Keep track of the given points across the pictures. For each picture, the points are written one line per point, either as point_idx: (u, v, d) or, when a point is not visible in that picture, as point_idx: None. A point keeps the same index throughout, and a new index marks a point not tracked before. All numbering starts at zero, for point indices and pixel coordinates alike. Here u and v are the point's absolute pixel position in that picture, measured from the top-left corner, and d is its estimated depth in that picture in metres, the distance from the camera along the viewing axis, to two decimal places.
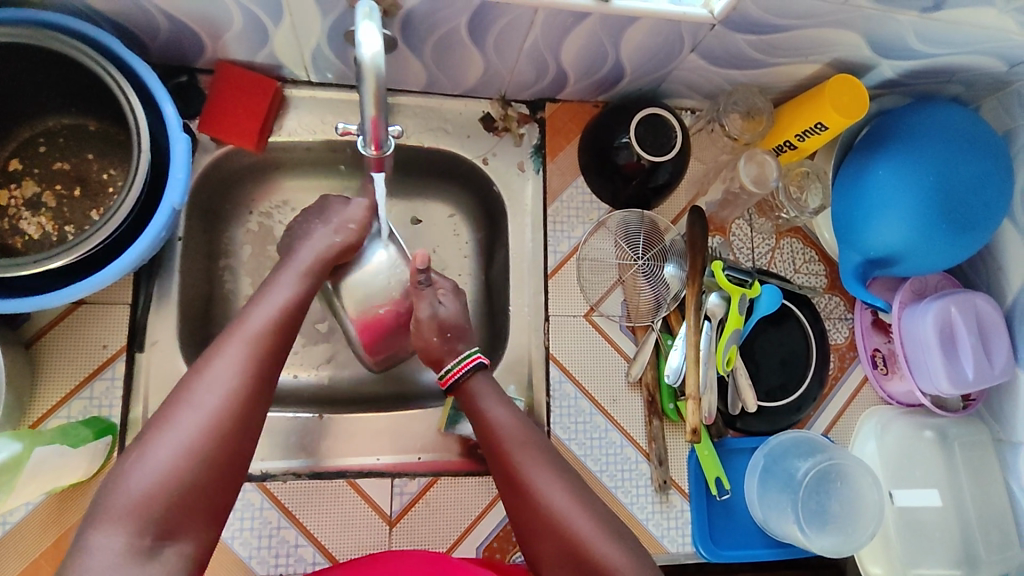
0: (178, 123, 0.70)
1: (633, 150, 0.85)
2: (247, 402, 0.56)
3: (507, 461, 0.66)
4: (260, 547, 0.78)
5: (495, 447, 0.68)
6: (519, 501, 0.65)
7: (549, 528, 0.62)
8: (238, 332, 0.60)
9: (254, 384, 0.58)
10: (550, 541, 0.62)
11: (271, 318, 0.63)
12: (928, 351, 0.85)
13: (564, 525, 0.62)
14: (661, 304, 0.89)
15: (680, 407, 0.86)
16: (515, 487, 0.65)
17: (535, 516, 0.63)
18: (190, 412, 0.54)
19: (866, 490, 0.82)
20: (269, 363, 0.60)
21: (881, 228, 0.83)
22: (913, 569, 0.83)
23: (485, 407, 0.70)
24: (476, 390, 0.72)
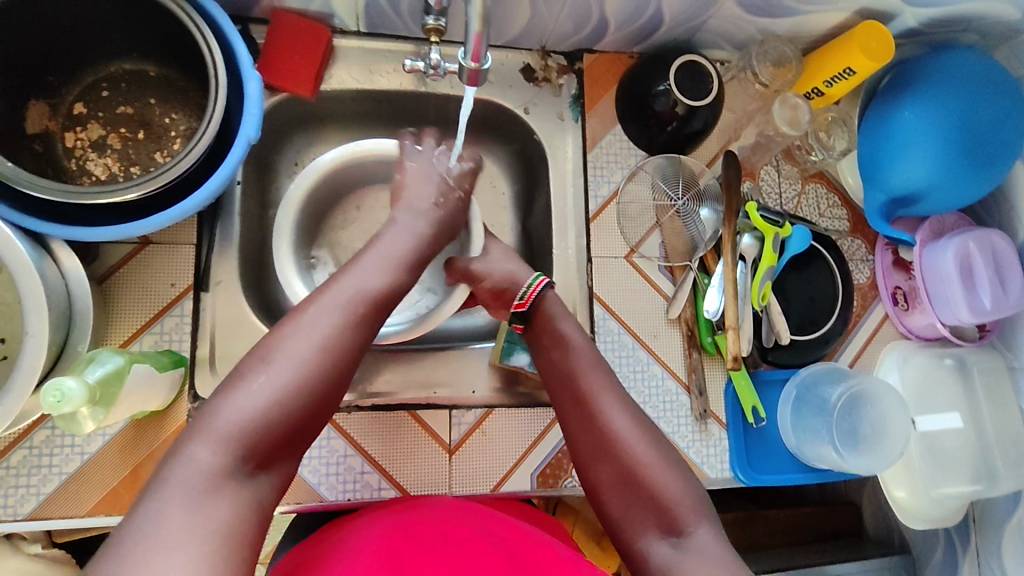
0: (252, 62, 0.73)
1: (671, 96, 0.89)
2: (338, 361, 0.59)
3: (575, 383, 0.72)
4: (328, 474, 0.81)
5: (565, 372, 0.74)
6: (585, 433, 0.70)
7: (607, 452, 0.68)
8: (348, 287, 0.63)
9: (352, 345, 0.61)
10: (606, 462, 0.68)
11: (383, 284, 0.65)
12: (949, 283, 0.90)
13: (622, 449, 0.67)
14: (699, 245, 0.93)
15: (717, 340, 0.91)
16: (585, 420, 0.70)
17: (602, 443, 0.68)
18: (297, 347, 0.58)
19: (894, 412, 0.87)
20: (369, 327, 0.63)
21: (905, 168, 0.88)
22: (935, 490, 0.90)
23: (556, 322, 0.78)
24: (551, 309, 0.79)
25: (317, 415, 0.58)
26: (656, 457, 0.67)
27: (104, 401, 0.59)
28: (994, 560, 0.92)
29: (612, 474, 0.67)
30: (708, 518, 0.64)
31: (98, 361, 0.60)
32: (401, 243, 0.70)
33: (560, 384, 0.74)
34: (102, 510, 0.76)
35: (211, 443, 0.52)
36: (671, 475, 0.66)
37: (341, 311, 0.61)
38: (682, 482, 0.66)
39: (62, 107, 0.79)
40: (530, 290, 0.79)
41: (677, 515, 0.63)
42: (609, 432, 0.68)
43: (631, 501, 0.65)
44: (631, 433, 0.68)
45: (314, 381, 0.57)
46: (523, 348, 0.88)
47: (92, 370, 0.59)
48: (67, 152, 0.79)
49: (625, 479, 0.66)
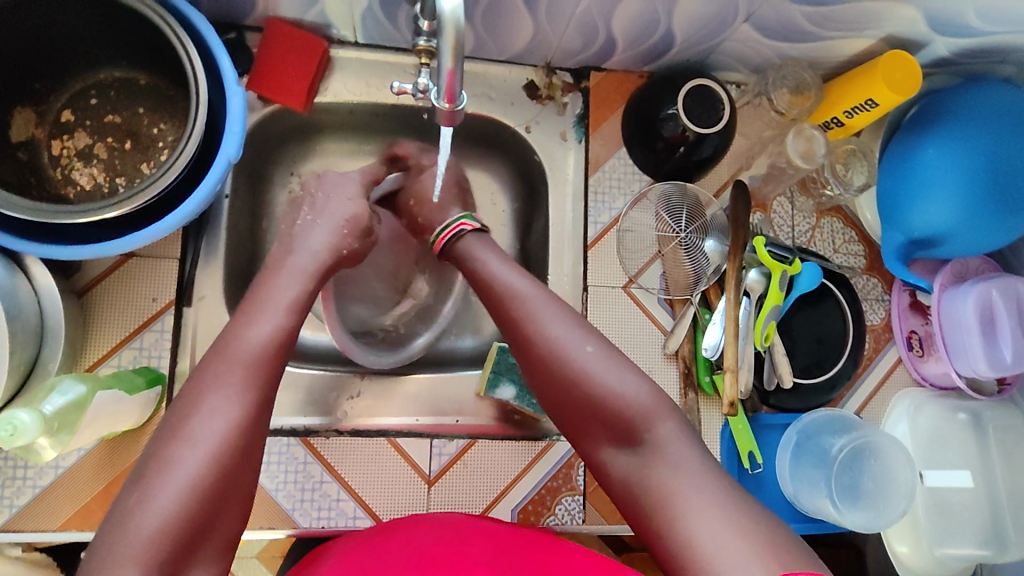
0: (235, 78, 0.71)
1: (680, 121, 0.85)
2: (240, 441, 0.54)
3: (508, 304, 0.68)
4: (303, 500, 0.79)
5: (495, 295, 0.70)
6: (529, 359, 0.66)
7: (548, 368, 0.64)
8: (239, 348, 0.58)
9: (249, 417, 0.55)
10: (551, 379, 0.64)
11: (266, 340, 0.59)
12: (967, 333, 0.84)
13: (561, 362, 0.64)
14: (701, 279, 0.88)
15: (715, 381, 0.87)
16: (523, 341, 0.66)
17: (541, 361, 0.65)
18: (197, 441, 0.52)
19: (900, 470, 0.82)
20: (262, 391, 0.57)
21: (926, 209, 0.82)
22: (939, 549, 0.85)
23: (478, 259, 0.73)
24: (466, 247, 0.75)
25: (223, 508, 0.52)
26: (599, 363, 0.63)
27: (65, 429, 0.58)
28: None
29: (562, 395, 0.64)
30: (671, 411, 0.62)
31: (59, 389, 0.59)
32: (299, 279, 0.66)
33: (497, 308, 0.70)
34: (74, 525, 0.75)
35: (124, 559, 0.47)
36: (617, 378, 0.62)
37: (234, 380, 0.56)
38: (632, 383, 0.62)
39: (49, 114, 0.78)
40: (445, 232, 0.76)
41: (629, 422, 0.60)
42: (546, 350, 0.64)
43: (585, 414, 0.63)
44: (573, 346, 0.64)
45: (216, 468, 0.52)
46: (509, 381, 0.85)
47: (51, 400, 0.57)
48: (52, 161, 0.77)
49: (575, 395, 0.63)
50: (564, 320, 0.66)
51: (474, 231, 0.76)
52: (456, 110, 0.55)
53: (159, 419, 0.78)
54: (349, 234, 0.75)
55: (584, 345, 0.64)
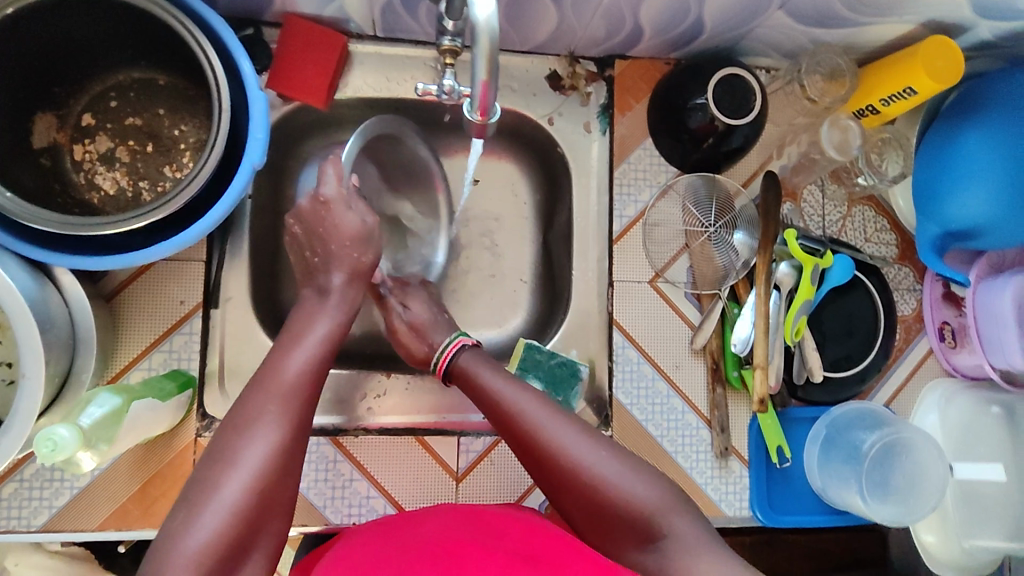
0: (257, 81, 0.70)
1: (708, 112, 0.82)
2: (283, 465, 0.56)
3: (518, 419, 0.66)
4: (334, 498, 0.81)
5: (504, 409, 0.67)
6: (545, 478, 0.63)
7: (566, 483, 0.62)
8: (277, 379, 0.61)
9: (291, 442, 0.58)
10: (570, 500, 0.62)
11: (303, 368, 0.63)
12: (1002, 327, 0.83)
13: (576, 471, 0.61)
14: (729, 274, 0.87)
15: (744, 376, 0.86)
16: (536, 455, 0.64)
17: (557, 479, 0.62)
18: (239, 463, 0.55)
19: (930, 463, 0.81)
20: (300, 416, 0.60)
21: (965, 200, 0.80)
22: (967, 541, 0.85)
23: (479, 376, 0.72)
24: (471, 373, 0.73)
25: (267, 520, 0.55)
26: (620, 468, 0.61)
27: (103, 439, 0.59)
28: None
29: (587, 508, 0.61)
30: (688, 508, 0.60)
31: (96, 403, 0.59)
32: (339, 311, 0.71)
33: (505, 422, 0.67)
34: (112, 525, 0.76)
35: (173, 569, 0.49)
36: (637, 481, 0.60)
37: (273, 411, 0.58)
38: (650, 488, 0.60)
39: (70, 118, 0.77)
40: (444, 354, 0.77)
41: (653, 523, 0.58)
42: (568, 463, 0.62)
43: (614, 527, 0.60)
44: (590, 456, 0.62)
45: (256, 488, 0.54)
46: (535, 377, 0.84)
47: (88, 413, 0.58)
48: (75, 165, 0.77)
49: (600, 506, 0.60)
50: (569, 420, 0.65)
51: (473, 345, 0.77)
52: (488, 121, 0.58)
53: (190, 420, 0.79)
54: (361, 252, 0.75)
55: (594, 448, 0.63)
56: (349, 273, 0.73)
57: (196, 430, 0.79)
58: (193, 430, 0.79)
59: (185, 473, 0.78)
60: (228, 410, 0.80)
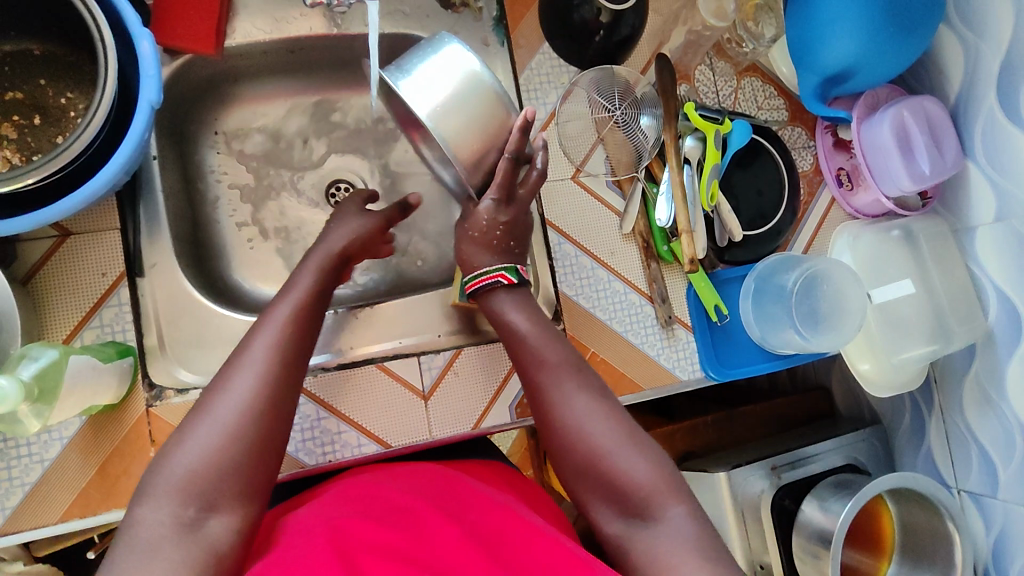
0: (140, 23, 0.69)
1: (594, 4, 0.85)
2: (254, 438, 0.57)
3: (541, 377, 0.71)
4: (305, 440, 0.80)
5: (529, 360, 0.73)
6: (555, 437, 0.69)
7: (574, 441, 0.67)
8: (252, 352, 0.62)
9: (267, 405, 0.59)
10: (572, 455, 0.67)
11: (277, 342, 0.63)
12: (888, 154, 0.91)
13: (586, 436, 0.67)
14: (643, 153, 0.91)
15: (673, 248, 0.91)
16: (552, 414, 0.70)
17: (568, 439, 0.68)
18: (211, 420, 0.57)
19: (850, 312, 0.89)
20: (284, 383, 0.61)
21: (833, 45, 0.87)
22: (896, 356, 0.94)
23: (509, 317, 0.76)
24: (498, 307, 0.77)
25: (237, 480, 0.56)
26: (621, 441, 0.66)
27: (45, 398, 0.58)
28: (957, 413, 0.98)
29: (581, 467, 0.67)
30: (683, 493, 0.64)
31: (32, 356, 0.58)
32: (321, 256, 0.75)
33: (528, 377, 0.73)
34: (76, 514, 0.73)
35: (155, 500, 0.53)
36: (638, 459, 0.65)
37: (246, 377, 0.60)
38: (640, 465, 0.64)
39: None
40: (478, 282, 0.77)
41: (651, 503, 0.63)
42: (578, 431, 0.67)
43: (605, 500, 0.65)
44: (600, 431, 0.67)
45: (221, 446, 0.56)
46: None
47: (27, 366, 0.57)
48: None
49: (593, 469, 0.66)
50: (583, 384, 0.70)
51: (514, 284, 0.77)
52: None
53: (138, 392, 0.76)
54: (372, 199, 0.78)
55: (611, 412, 0.68)
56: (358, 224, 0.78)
57: (147, 401, 0.76)
58: (144, 401, 0.76)
59: (142, 446, 0.75)
60: (175, 375, 0.79)
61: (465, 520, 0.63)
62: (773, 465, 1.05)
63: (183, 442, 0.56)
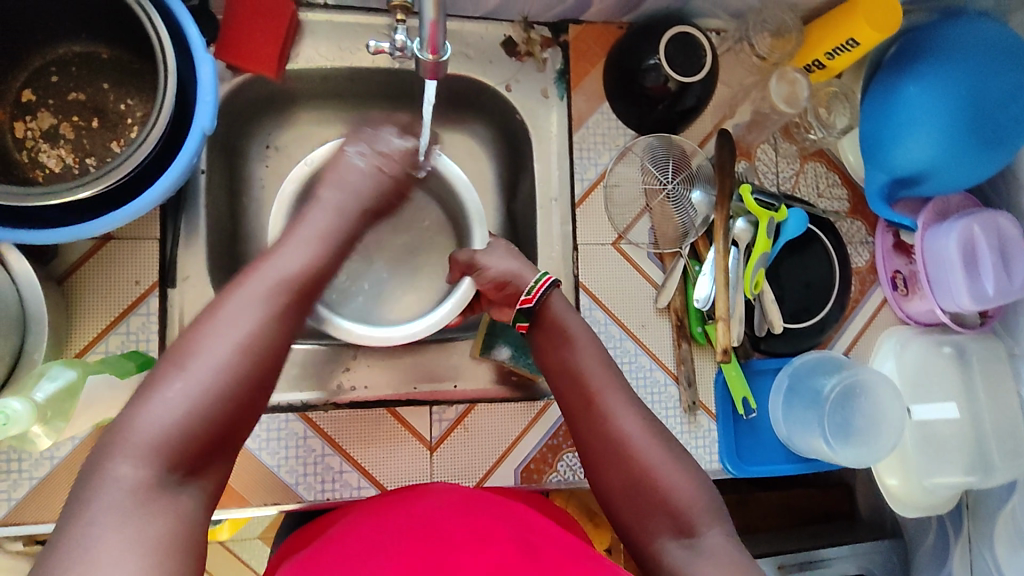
0: (203, 45, 0.69)
1: (662, 71, 0.83)
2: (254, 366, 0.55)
3: (584, 383, 0.71)
4: (306, 474, 0.80)
5: (573, 369, 0.73)
6: (595, 446, 0.69)
7: (617, 453, 0.67)
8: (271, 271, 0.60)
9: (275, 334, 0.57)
10: (614, 469, 0.67)
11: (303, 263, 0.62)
12: (951, 269, 0.86)
13: (631, 450, 0.67)
14: (690, 231, 0.88)
15: (708, 330, 0.88)
16: (596, 423, 0.69)
17: (611, 448, 0.68)
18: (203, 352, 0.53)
19: (889, 405, 0.85)
20: (294, 308, 0.59)
21: (908, 146, 0.82)
22: (928, 479, 0.89)
23: (564, 320, 0.76)
24: (552, 313, 0.77)
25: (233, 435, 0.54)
26: (666, 457, 0.66)
27: (59, 416, 0.58)
28: (988, 547, 0.93)
29: (624, 482, 0.66)
30: (721, 520, 0.63)
31: (50, 376, 0.59)
32: (332, 213, 0.67)
33: (568, 384, 0.72)
34: None
35: (130, 457, 0.48)
36: (681, 476, 0.65)
37: (257, 298, 0.57)
38: (688, 487, 0.65)
39: (8, 94, 0.74)
40: (537, 287, 0.77)
41: (689, 520, 0.63)
42: (622, 438, 0.67)
43: (645, 515, 0.64)
44: (646, 444, 0.67)
45: (222, 374, 0.53)
46: (504, 343, 0.87)
47: (42, 387, 0.57)
48: (17, 144, 0.74)
49: (640, 486, 0.65)
50: (628, 399, 0.70)
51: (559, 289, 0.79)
52: (440, 62, 0.56)
53: None
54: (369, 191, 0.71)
55: (653, 432, 0.68)
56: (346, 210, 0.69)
57: None
58: None
59: None
60: None
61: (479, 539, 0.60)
62: (780, 563, 1.00)
63: (165, 381, 0.51)
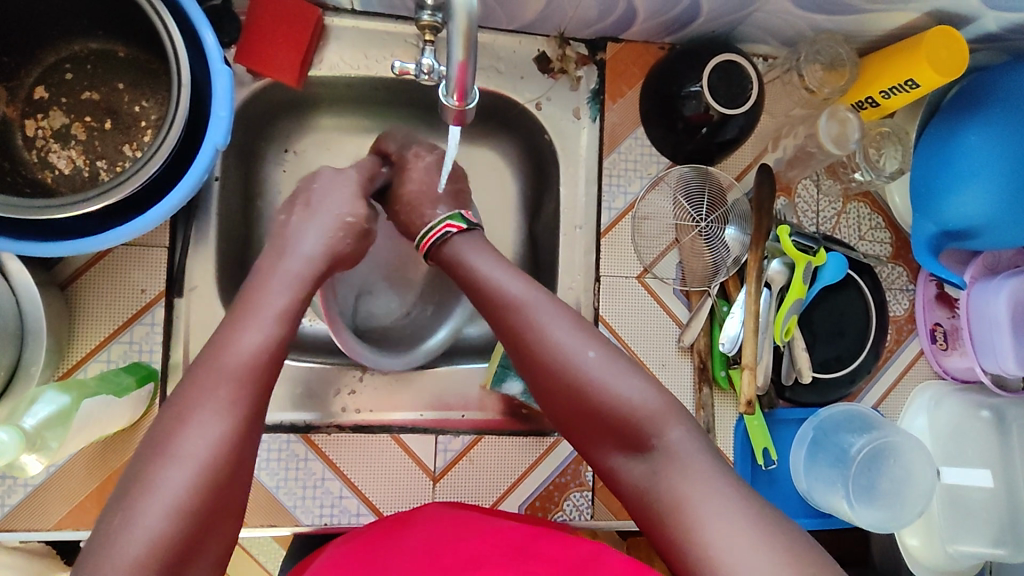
0: (220, 53, 0.65)
1: (703, 100, 0.78)
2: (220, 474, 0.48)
3: (507, 316, 0.62)
4: (305, 497, 0.77)
5: (493, 302, 0.64)
6: (535, 380, 0.61)
7: (559, 388, 0.59)
8: (224, 359, 0.53)
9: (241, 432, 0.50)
10: (560, 403, 0.60)
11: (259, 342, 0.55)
12: (998, 330, 0.81)
13: (574, 387, 0.58)
14: (720, 270, 0.84)
15: (731, 375, 0.83)
16: (528, 355, 0.61)
17: (549, 383, 0.60)
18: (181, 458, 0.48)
19: (919, 469, 0.80)
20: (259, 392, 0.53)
21: (962, 198, 0.77)
22: (951, 546, 0.84)
23: (472, 257, 0.67)
24: (457, 250, 0.68)
25: (202, 545, 0.48)
26: (609, 367, 0.58)
27: (51, 440, 0.58)
28: None
29: (577, 412, 0.59)
30: (681, 414, 0.57)
31: (43, 400, 0.58)
32: (291, 283, 0.61)
33: (494, 315, 0.64)
34: (69, 525, 0.72)
35: None
36: (626, 380, 0.57)
37: (220, 398, 0.51)
38: (640, 390, 0.57)
39: (21, 91, 0.72)
40: (428, 235, 0.70)
41: (643, 430, 0.56)
42: (558, 373, 0.59)
43: (599, 437, 0.58)
44: (584, 362, 0.59)
45: (192, 501, 0.47)
46: (516, 377, 0.82)
47: (33, 413, 0.57)
48: (27, 143, 0.72)
49: (594, 413, 0.58)
50: (566, 322, 0.61)
51: (460, 232, 0.69)
52: (466, 109, 0.54)
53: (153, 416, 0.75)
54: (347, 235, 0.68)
55: (588, 349, 0.59)
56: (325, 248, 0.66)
57: None
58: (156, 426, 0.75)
59: None
60: None
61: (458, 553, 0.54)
62: None
63: (152, 475, 0.47)
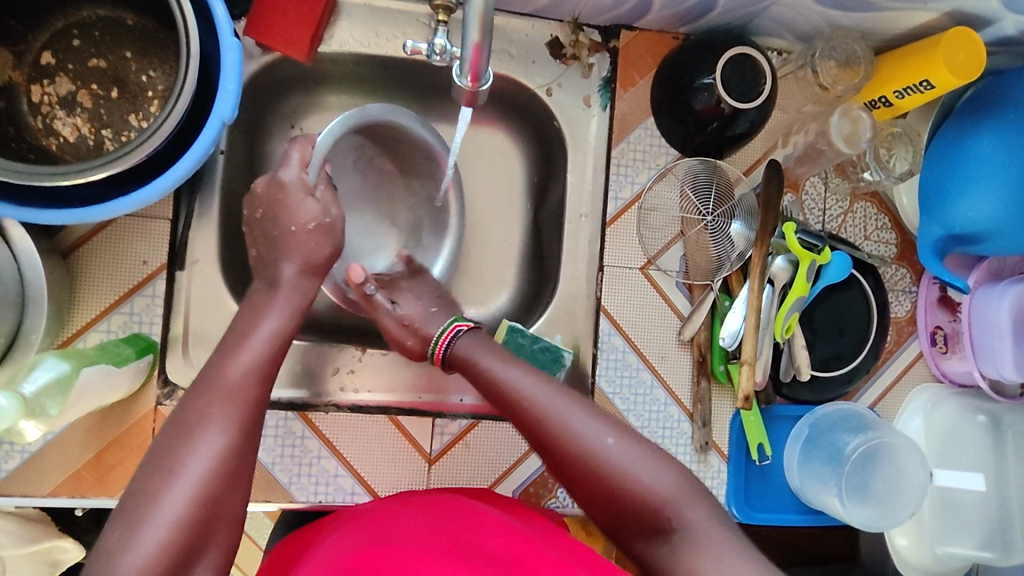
0: (230, 26, 0.64)
1: (715, 93, 0.77)
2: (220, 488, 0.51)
3: (526, 409, 0.63)
4: (300, 475, 0.78)
5: (510, 396, 0.64)
6: (557, 465, 0.61)
7: (585, 474, 0.59)
8: (222, 380, 0.56)
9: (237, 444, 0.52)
10: (586, 490, 0.59)
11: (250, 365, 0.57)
12: (998, 336, 0.81)
13: (602, 472, 0.58)
14: (724, 264, 0.83)
15: (730, 370, 0.83)
16: (547, 441, 0.61)
17: (571, 467, 0.60)
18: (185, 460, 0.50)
19: (912, 472, 0.81)
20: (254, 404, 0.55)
21: (971, 202, 0.76)
22: (941, 548, 0.84)
23: (479, 356, 0.68)
24: (470, 351, 0.69)
25: (208, 532, 0.49)
26: (634, 455, 0.59)
27: (49, 407, 0.58)
28: None
29: (609, 501, 0.58)
30: (701, 493, 0.58)
31: (42, 367, 0.58)
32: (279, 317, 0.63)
33: (510, 409, 0.64)
34: (65, 492, 0.72)
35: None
36: (653, 468, 0.58)
37: (217, 417, 0.53)
38: (662, 474, 0.58)
39: (28, 55, 0.71)
40: (440, 342, 0.72)
41: (667, 513, 0.56)
42: (581, 457, 0.59)
43: (627, 520, 0.58)
44: (608, 445, 0.59)
45: (199, 503, 0.49)
46: None
47: (32, 379, 0.57)
48: (32, 108, 0.71)
49: (623, 502, 0.58)
50: (583, 412, 0.62)
51: (469, 330, 0.72)
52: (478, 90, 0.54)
53: (151, 387, 0.75)
54: (318, 241, 0.69)
55: (603, 432, 0.60)
56: (302, 265, 0.67)
57: (157, 398, 0.75)
58: (154, 398, 0.75)
59: (143, 442, 0.74)
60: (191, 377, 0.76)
61: (477, 548, 0.55)
62: None
63: (167, 479, 0.50)
